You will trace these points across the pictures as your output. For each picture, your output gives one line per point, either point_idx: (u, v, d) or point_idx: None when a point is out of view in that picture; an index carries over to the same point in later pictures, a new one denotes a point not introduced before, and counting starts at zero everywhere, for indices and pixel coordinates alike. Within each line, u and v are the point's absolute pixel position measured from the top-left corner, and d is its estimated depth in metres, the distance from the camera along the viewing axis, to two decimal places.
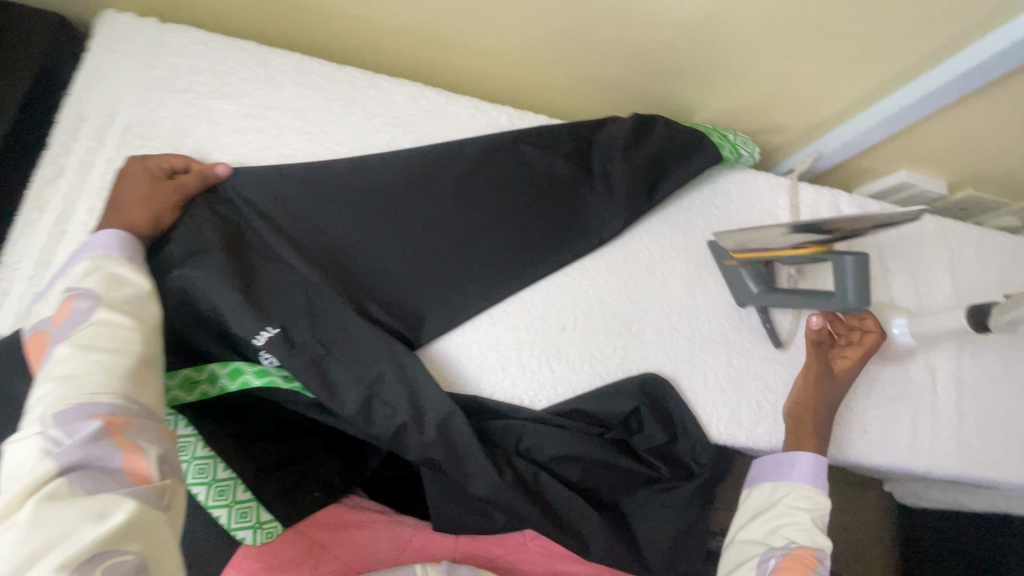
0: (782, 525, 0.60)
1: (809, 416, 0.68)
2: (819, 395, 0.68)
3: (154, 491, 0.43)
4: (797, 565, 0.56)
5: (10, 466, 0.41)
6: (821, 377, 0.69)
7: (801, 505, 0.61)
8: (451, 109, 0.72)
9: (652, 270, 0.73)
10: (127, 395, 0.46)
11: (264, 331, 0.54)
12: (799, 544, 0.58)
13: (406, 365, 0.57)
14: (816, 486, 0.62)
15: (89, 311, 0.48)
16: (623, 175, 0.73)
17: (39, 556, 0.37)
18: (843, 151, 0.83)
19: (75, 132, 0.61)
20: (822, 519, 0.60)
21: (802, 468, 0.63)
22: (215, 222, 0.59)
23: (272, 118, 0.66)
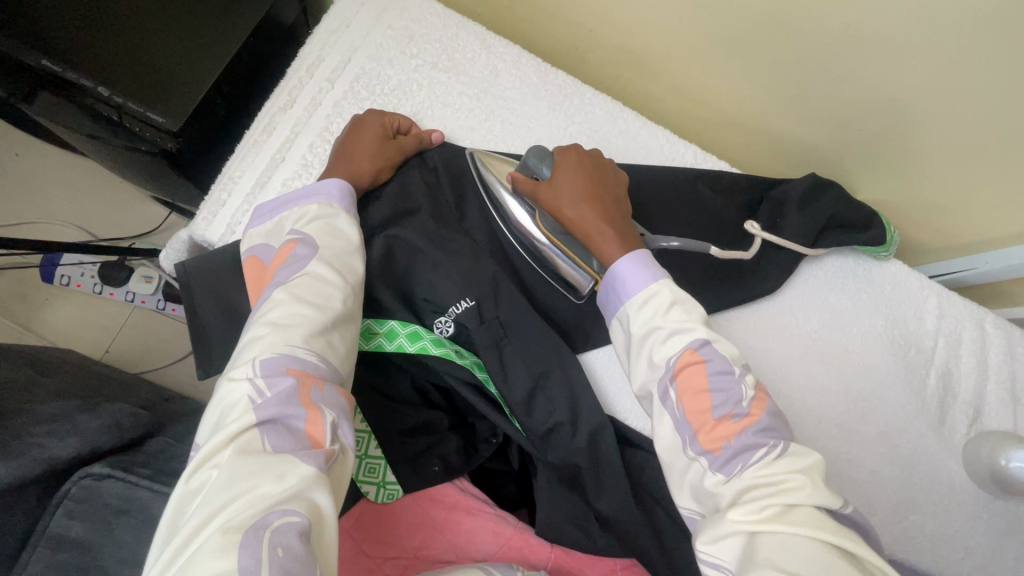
0: (651, 345, 0.50)
1: (602, 246, 0.55)
2: (603, 226, 0.55)
3: (325, 457, 0.42)
4: (690, 381, 0.47)
5: (224, 407, 0.43)
6: (574, 198, 0.56)
7: (638, 316, 0.52)
8: (643, 133, 0.73)
9: (796, 339, 0.76)
10: (320, 353, 0.46)
11: (461, 302, 0.58)
12: (676, 355, 0.49)
13: (570, 369, 0.60)
14: (650, 282, 0.53)
15: (305, 261, 0.50)
16: (798, 222, 0.71)
17: (225, 505, 0.38)
18: (999, 273, 0.76)
19: (313, 71, 0.67)
20: (674, 300, 0.52)
21: (622, 282, 0.53)
22: (422, 186, 0.61)
23: (484, 101, 0.69)
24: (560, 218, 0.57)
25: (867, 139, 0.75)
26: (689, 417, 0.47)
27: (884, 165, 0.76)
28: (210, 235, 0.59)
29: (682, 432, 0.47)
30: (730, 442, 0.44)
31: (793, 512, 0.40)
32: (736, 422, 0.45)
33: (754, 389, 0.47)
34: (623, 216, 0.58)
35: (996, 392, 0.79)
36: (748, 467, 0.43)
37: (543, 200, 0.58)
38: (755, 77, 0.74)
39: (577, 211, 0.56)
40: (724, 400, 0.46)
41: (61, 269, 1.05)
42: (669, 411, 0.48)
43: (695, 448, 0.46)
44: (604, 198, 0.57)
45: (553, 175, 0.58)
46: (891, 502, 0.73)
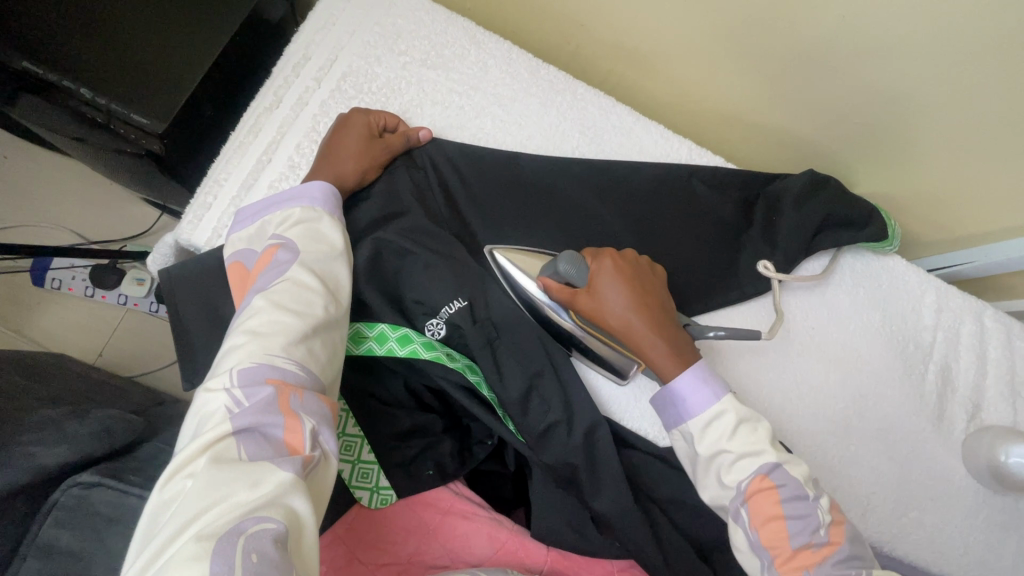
0: (719, 468, 0.49)
1: (653, 359, 0.53)
2: (654, 337, 0.53)
3: (301, 462, 0.41)
4: (764, 509, 0.47)
5: (201, 416, 0.43)
6: (620, 309, 0.53)
7: (703, 436, 0.50)
8: (637, 129, 0.72)
9: (793, 336, 0.75)
10: (301, 362, 0.46)
11: (453, 302, 0.57)
12: (748, 480, 0.48)
13: (562, 369, 0.59)
14: (710, 398, 0.50)
15: (285, 266, 0.49)
16: (792, 221, 0.70)
17: (199, 513, 0.37)
18: (1001, 266, 0.75)
19: (299, 69, 0.65)
20: (742, 420, 0.50)
21: (682, 396, 0.51)
22: (412, 187, 0.61)
23: (474, 98, 0.67)
24: (603, 326, 0.54)
25: (863, 132, 0.73)
26: (765, 544, 0.47)
27: (880, 158, 0.75)
28: (196, 240, 0.58)
29: (757, 556, 0.47)
30: (809, 574, 0.44)
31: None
32: (814, 554, 0.45)
33: (831, 514, 0.46)
34: (671, 317, 0.55)
35: (994, 386, 0.78)
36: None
37: (585, 309, 0.54)
38: (749, 70, 0.72)
39: (627, 322, 0.53)
40: (801, 529, 0.46)
41: (52, 273, 1.04)
42: (742, 533, 0.48)
43: (770, 572, 0.46)
44: (650, 303, 0.54)
45: (592, 281, 0.54)
46: (890, 498, 0.72)
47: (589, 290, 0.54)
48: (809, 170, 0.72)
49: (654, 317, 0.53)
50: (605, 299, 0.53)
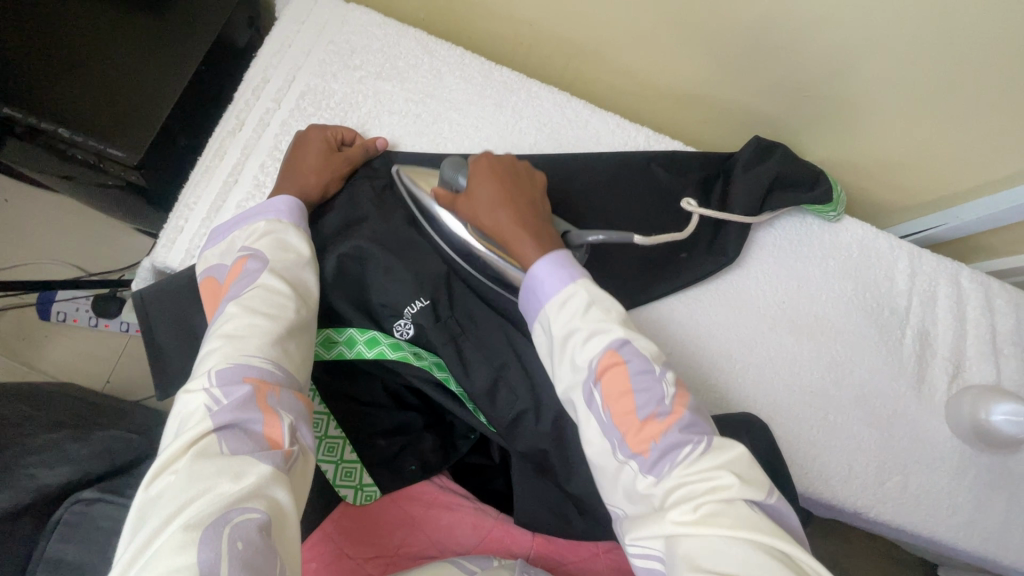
0: (573, 351, 0.49)
1: (517, 248, 0.53)
2: (518, 230, 0.54)
3: (282, 456, 0.44)
4: (614, 384, 0.46)
5: (183, 418, 0.45)
6: (490, 205, 0.55)
7: (557, 320, 0.50)
8: (593, 121, 0.74)
9: (764, 311, 0.76)
10: (276, 361, 0.48)
11: (415, 302, 0.59)
12: (597, 356, 0.48)
13: (527, 360, 0.61)
14: (566, 282, 0.51)
15: (257, 274, 0.52)
16: (743, 184, 0.73)
17: (184, 506, 0.40)
18: (974, 225, 0.77)
19: (260, 92, 0.69)
20: (593, 299, 0.50)
21: (544, 284, 0.51)
22: (373, 195, 0.63)
23: (430, 105, 0.70)
24: (478, 224, 0.56)
25: (817, 103, 0.74)
26: (614, 421, 0.46)
27: (837, 126, 0.76)
28: (172, 261, 0.61)
29: (609, 435, 0.46)
30: (657, 444, 0.44)
31: (723, 510, 0.41)
32: (662, 423, 0.45)
33: (675, 386, 0.47)
34: (544, 220, 0.56)
35: (974, 346, 0.78)
36: (675, 467, 0.44)
37: (462, 208, 0.57)
38: (697, 52, 0.74)
39: (495, 215, 0.55)
40: (648, 400, 0.46)
41: (57, 306, 1.09)
42: (595, 414, 0.47)
43: (623, 451, 0.45)
44: (522, 203, 0.56)
45: (470, 183, 0.57)
46: (873, 464, 0.72)
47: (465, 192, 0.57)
48: (755, 137, 0.76)
49: (523, 215, 0.55)
50: (475, 198, 0.56)
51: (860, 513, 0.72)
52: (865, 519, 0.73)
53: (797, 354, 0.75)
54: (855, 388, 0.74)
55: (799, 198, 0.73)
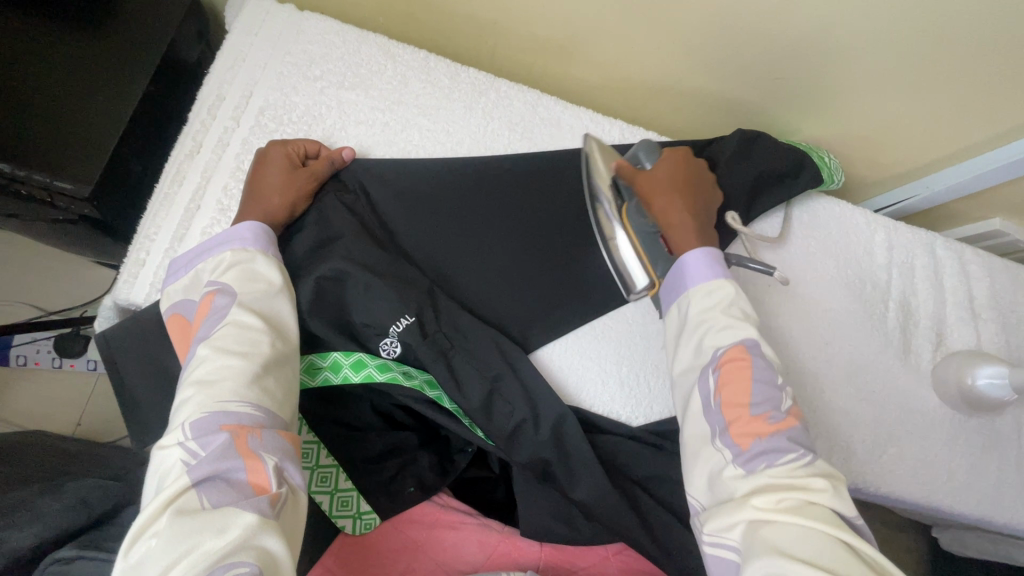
0: (707, 333, 0.52)
1: (683, 235, 0.57)
2: (689, 222, 0.58)
3: (270, 502, 0.41)
4: (732, 374, 0.48)
5: (159, 475, 0.42)
6: (668, 189, 0.60)
7: (702, 303, 0.53)
8: (566, 117, 0.73)
9: (752, 296, 0.75)
10: (253, 402, 0.45)
11: (401, 319, 0.56)
12: (726, 347, 0.50)
13: (520, 370, 0.59)
14: (715, 278, 0.54)
15: (225, 311, 0.49)
16: (727, 180, 0.72)
17: (167, 569, 0.37)
18: (940, 196, 0.79)
19: (215, 111, 0.65)
20: (736, 298, 0.53)
21: (694, 270, 0.54)
22: (343, 210, 0.60)
23: (397, 112, 0.68)
24: (649, 201, 0.60)
25: (787, 84, 0.74)
26: (724, 410, 0.48)
27: (808, 106, 0.76)
28: (135, 297, 0.57)
29: (715, 424, 0.48)
30: (761, 442, 0.45)
31: (812, 510, 0.42)
32: (771, 425, 0.46)
33: (791, 400, 0.48)
34: (705, 220, 0.60)
35: (953, 313, 0.80)
36: (770, 468, 0.44)
37: (640, 186, 0.60)
38: (664, 42, 0.72)
39: (670, 201, 0.59)
40: (761, 400, 0.47)
41: (15, 350, 1.03)
42: (705, 397, 0.49)
43: (722, 439, 0.47)
44: (692, 201, 0.60)
45: (656, 168, 0.62)
46: (868, 438, 0.73)
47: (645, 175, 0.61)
48: (737, 130, 0.75)
49: (693, 209, 0.59)
50: (660, 180, 0.61)
51: (859, 488, 0.73)
52: (864, 493, 0.73)
53: (786, 336, 0.74)
54: (845, 365, 0.75)
55: (790, 186, 0.75)
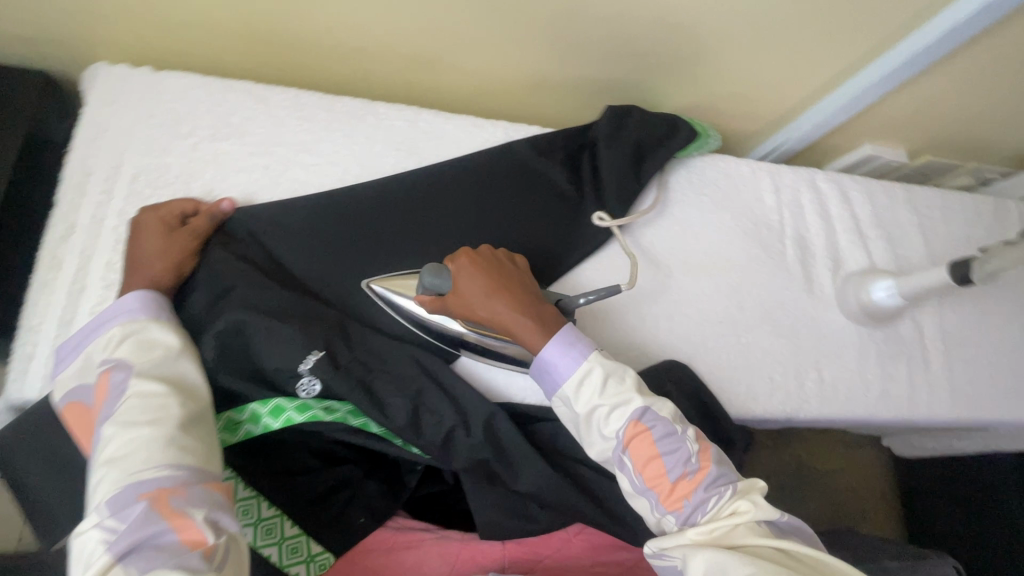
0: (602, 424, 0.54)
1: (526, 336, 0.56)
2: (522, 318, 0.56)
3: (204, 556, 0.41)
4: (643, 449, 0.52)
5: (81, 560, 0.41)
6: (481, 298, 0.56)
7: (580, 399, 0.54)
8: (449, 127, 0.75)
9: (658, 262, 0.77)
10: (171, 464, 0.44)
11: (310, 355, 0.56)
12: (622, 428, 0.53)
13: (444, 380, 0.59)
14: (580, 362, 0.54)
15: (124, 384, 0.48)
16: (609, 157, 0.77)
17: None
18: (812, 133, 0.87)
19: (84, 187, 0.63)
20: (608, 374, 0.54)
21: (562, 363, 0.55)
22: (233, 260, 0.60)
23: (278, 153, 0.68)
24: (474, 317, 0.57)
25: (650, 57, 0.78)
26: (648, 483, 0.52)
27: (677, 74, 0.81)
28: (28, 393, 0.55)
29: (646, 496, 0.53)
30: (689, 500, 0.51)
31: (740, 531, 0.49)
32: (691, 481, 0.51)
33: (699, 444, 0.53)
34: (536, 297, 0.58)
35: (844, 238, 0.87)
36: (705, 515, 0.50)
37: (450, 306, 0.57)
38: (527, 39, 0.75)
39: (497, 308, 0.56)
40: (676, 462, 0.52)
41: None
42: (627, 477, 0.53)
43: (659, 508, 0.52)
44: (508, 286, 0.57)
45: (455, 282, 0.57)
46: (790, 369, 0.78)
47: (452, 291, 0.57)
48: (608, 108, 0.80)
49: (517, 298, 0.56)
50: (474, 293, 0.56)
51: (794, 418, 0.76)
52: (800, 422, 0.77)
53: (697, 291, 0.77)
54: (760, 307, 0.79)
55: (673, 144, 0.78)
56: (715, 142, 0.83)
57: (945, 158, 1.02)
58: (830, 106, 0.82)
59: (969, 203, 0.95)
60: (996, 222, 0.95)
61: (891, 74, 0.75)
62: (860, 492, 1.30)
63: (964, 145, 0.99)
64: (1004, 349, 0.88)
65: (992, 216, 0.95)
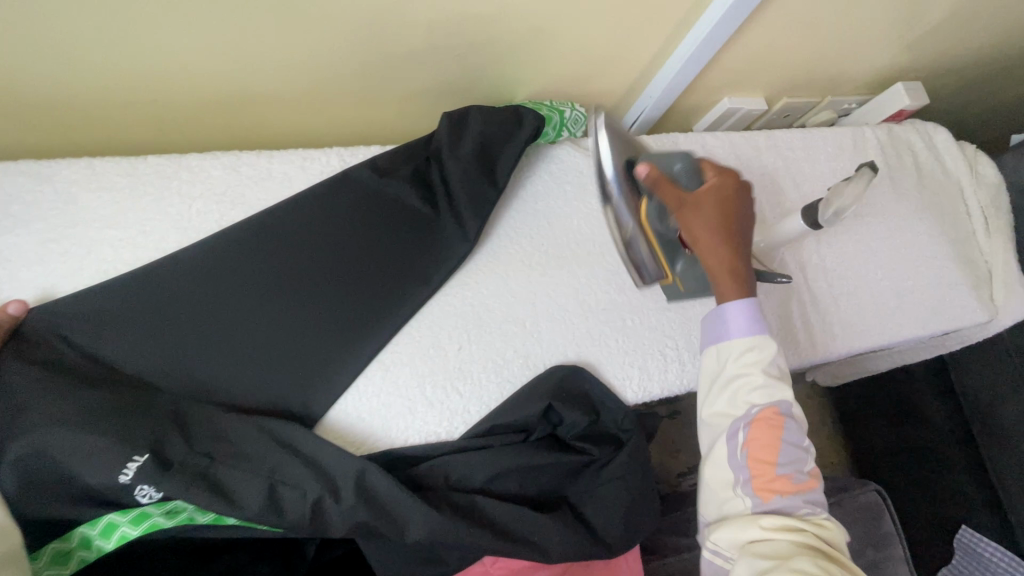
0: (738, 392, 0.58)
1: (722, 283, 0.61)
2: (734, 267, 0.61)
3: None
4: (766, 434, 0.56)
5: None
6: (714, 224, 0.60)
7: (746, 361, 0.59)
8: (276, 166, 0.69)
9: (529, 262, 0.74)
10: None
11: (130, 463, 0.50)
12: (761, 406, 0.57)
13: (302, 446, 0.55)
14: (751, 334, 0.60)
15: None
16: (458, 168, 0.71)
17: None
18: (665, 98, 0.85)
19: None
20: (771, 358, 0.59)
21: (738, 325, 0.60)
22: (32, 371, 0.53)
23: (76, 235, 0.61)
24: (692, 237, 0.62)
25: (476, 56, 0.72)
26: (749, 463, 0.56)
27: (512, 67, 0.76)
28: None
29: (739, 472, 0.57)
30: (781, 498, 0.55)
31: (806, 535, 0.52)
32: (792, 484, 0.55)
33: (811, 462, 0.58)
34: (746, 257, 0.62)
35: None
36: (786, 514, 0.54)
37: (678, 202, 0.61)
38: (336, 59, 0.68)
39: (710, 240, 0.61)
40: (789, 462, 0.56)
41: None
42: (732, 447, 0.57)
43: (744, 488, 0.56)
44: (735, 230, 0.62)
45: (698, 190, 0.62)
46: (683, 341, 0.75)
47: (709, 196, 0.61)
48: (446, 113, 0.73)
49: (739, 246, 0.62)
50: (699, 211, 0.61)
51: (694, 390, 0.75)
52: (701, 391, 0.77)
53: (576, 282, 0.75)
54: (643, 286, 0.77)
55: (519, 141, 0.73)
56: (573, 114, 0.80)
57: (804, 98, 1.03)
58: (672, 71, 0.80)
59: (828, 139, 0.96)
60: (857, 154, 0.97)
61: (709, 38, 0.74)
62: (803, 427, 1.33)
63: (819, 83, 1.00)
64: (886, 271, 0.90)
65: (854, 147, 0.97)
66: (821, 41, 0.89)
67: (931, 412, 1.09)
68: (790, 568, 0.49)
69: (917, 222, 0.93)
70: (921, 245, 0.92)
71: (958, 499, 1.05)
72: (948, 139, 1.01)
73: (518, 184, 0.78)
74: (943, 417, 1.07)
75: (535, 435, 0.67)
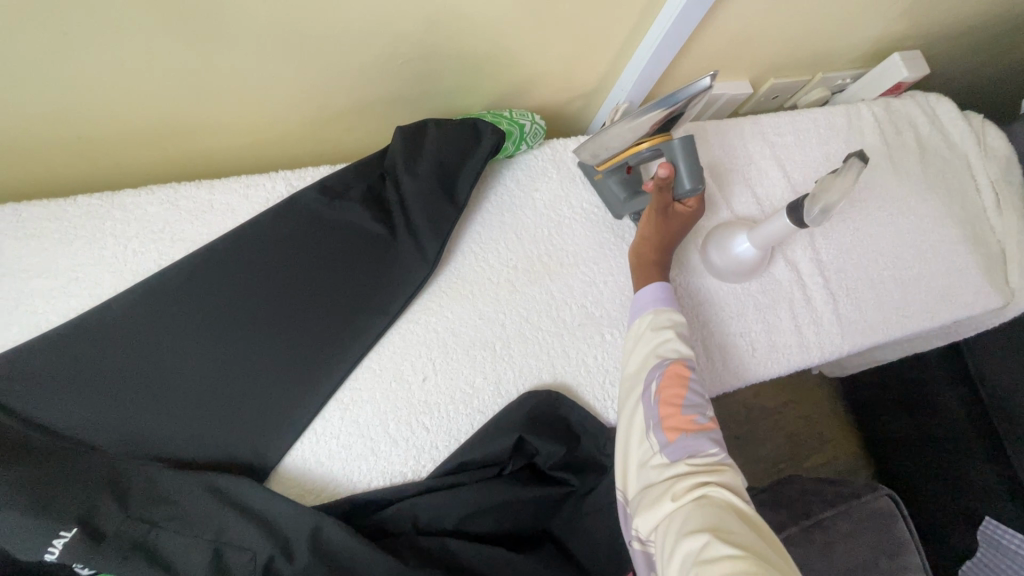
0: (657, 348, 0.59)
1: (646, 265, 0.66)
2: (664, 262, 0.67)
3: None
4: (674, 383, 0.56)
5: None
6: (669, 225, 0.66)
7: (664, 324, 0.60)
8: (217, 197, 0.64)
9: (497, 279, 0.69)
10: None
11: (59, 539, 0.47)
12: (672, 359, 0.57)
13: (249, 504, 0.52)
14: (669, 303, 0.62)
15: None
16: (414, 187, 0.65)
17: None
18: (637, 92, 0.79)
19: None
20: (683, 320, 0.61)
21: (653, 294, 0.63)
22: None
23: (5, 287, 0.58)
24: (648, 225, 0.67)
25: (422, 65, 0.67)
26: (662, 407, 0.55)
27: (465, 72, 0.70)
28: None
29: (651, 418, 0.55)
30: (687, 437, 0.52)
31: (714, 493, 0.49)
32: (696, 426, 0.54)
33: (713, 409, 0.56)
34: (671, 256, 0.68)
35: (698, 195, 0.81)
36: (690, 459, 0.52)
37: (659, 206, 0.66)
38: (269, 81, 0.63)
39: (656, 230, 0.66)
40: (696, 407, 0.55)
41: None
42: (645, 395, 0.57)
43: (655, 432, 0.54)
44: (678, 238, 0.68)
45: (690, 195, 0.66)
46: None
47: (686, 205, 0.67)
48: (399, 127, 0.68)
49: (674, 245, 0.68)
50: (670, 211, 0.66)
51: None
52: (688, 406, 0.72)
53: (549, 296, 0.70)
54: (622, 297, 0.72)
55: (479, 158, 0.68)
56: (534, 126, 0.73)
57: (793, 77, 0.96)
58: (640, 64, 0.74)
59: (819, 121, 0.89)
60: (851, 134, 0.90)
61: (675, 27, 0.68)
62: (815, 420, 1.27)
63: (809, 61, 0.93)
64: (889, 259, 0.84)
65: (848, 127, 0.90)
66: (808, 18, 0.81)
67: (948, 400, 1.01)
68: (713, 555, 0.44)
69: (918, 204, 0.86)
70: (924, 228, 0.86)
71: (976, 493, 0.98)
72: (952, 111, 0.93)
73: (483, 195, 0.73)
74: (960, 406, 1.00)
75: (510, 468, 0.62)
